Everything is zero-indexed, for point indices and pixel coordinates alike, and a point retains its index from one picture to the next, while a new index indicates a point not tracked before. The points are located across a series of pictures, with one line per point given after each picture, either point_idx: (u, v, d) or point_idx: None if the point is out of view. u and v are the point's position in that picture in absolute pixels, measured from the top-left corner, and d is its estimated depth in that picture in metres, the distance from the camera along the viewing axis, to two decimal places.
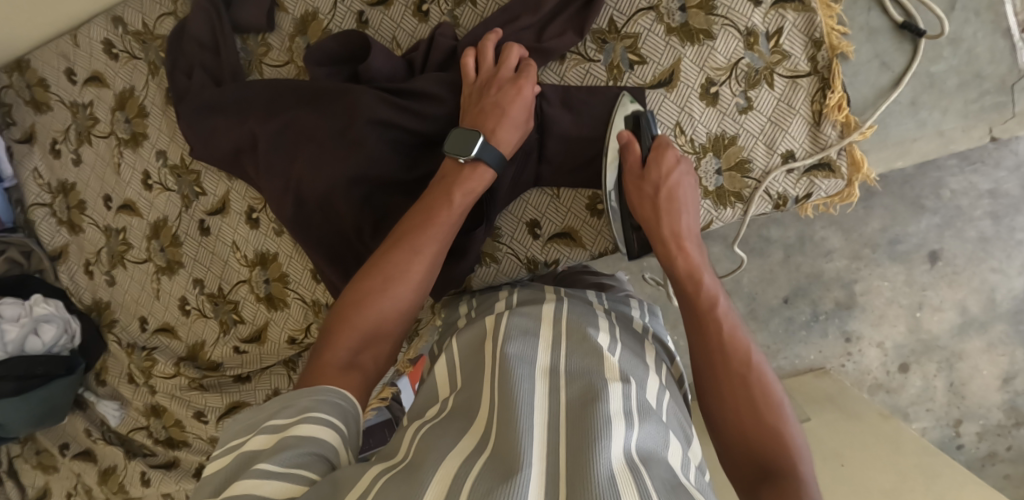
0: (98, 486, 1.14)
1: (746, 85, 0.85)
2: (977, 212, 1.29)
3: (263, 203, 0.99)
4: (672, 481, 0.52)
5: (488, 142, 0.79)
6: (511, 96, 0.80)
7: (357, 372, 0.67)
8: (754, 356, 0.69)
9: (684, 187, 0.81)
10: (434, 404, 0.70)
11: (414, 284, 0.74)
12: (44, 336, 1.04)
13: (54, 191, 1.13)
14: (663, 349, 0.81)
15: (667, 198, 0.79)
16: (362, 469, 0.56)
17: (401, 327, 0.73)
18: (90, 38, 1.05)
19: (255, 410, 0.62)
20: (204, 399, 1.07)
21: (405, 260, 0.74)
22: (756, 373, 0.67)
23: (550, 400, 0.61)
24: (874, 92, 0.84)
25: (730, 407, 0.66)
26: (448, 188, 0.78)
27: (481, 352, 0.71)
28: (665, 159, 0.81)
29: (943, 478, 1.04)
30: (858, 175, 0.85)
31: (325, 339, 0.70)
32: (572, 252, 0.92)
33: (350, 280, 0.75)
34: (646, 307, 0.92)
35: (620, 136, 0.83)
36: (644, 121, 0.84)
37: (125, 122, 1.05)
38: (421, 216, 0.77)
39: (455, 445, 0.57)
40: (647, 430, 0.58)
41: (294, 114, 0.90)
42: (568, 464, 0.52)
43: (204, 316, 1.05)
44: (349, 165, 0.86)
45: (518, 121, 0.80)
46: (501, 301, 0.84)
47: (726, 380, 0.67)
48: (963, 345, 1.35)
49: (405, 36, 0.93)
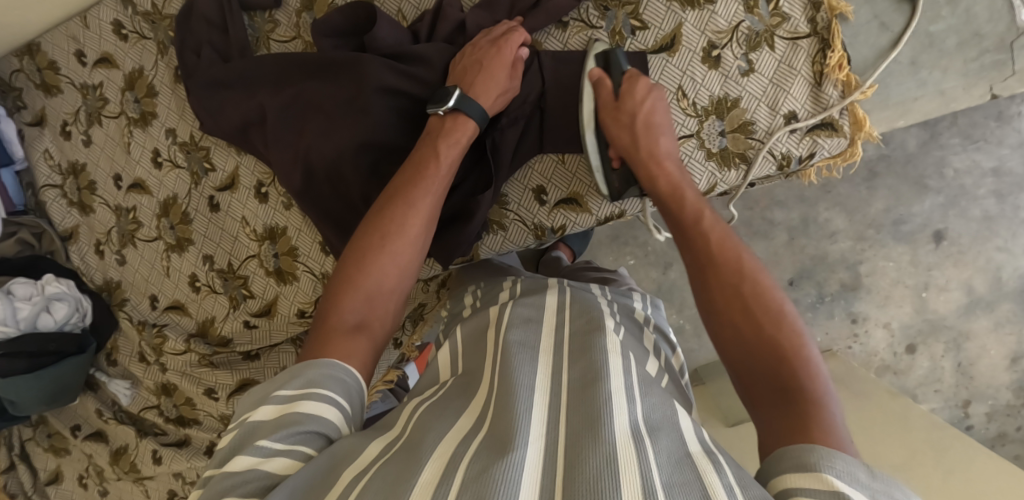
0: (111, 466, 1.15)
1: (747, 47, 0.86)
2: (981, 190, 1.30)
3: (272, 177, 1.00)
4: (680, 451, 0.52)
5: (466, 96, 0.81)
6: (491, 53, 0.83)
7: (364, 335, 0.68)
8: (744, 260, 0.69)
9: (661, 111, 0.84)
10: (435, 385, 0.71)
11: (410, 239, 0.74)
12: (56, 314, 1.04)
13: (64, 173, 1.15)
14: (665, 340, 0.83)
15: (646, 123, 0.82)
16: (363, 445, 0.56)
17: (402, 285, 0.73)
18: (100, 20, 1.07)
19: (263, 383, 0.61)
20: (214, 376, 1.07)
21: (400, 214, 0.74)
22: (750, 277, 0.68)
23: (552, 380, 0.62)
24: (874, 53, 0.85)
25: (729, 321, 0.66)
26: (435, 143, 0.80)
27: (484, 340, 0.73)
28: (638, 87, 0.84)
29: (951, 452, 1.03)
30: (860, 134, 0.85)
31: (330, 301, 0.70)
32: (578, 217, 0.93)
33: (350, 240, 0.75)
34: (648, 301, 0.93)
35: (592, 73, 0.86)
36: (614, 56, 0.86)
37: (134, 102, 1.06)
38: (413, 171, 0.79)
39: (453, 424, 0.58)
40: (653, 403, 0.58)
41: (304, 87, 0.91)
42: (568, 437, 0.53)
43: (214, 292, 1.06)
44: (358, 132, 0.87)
45: (497, 77, 0.83)
46: (506, 290, 0.85)
47: (721, 286, 0.68)
48: (970, 324, 1.35)
49: (409, 8, 0.94)
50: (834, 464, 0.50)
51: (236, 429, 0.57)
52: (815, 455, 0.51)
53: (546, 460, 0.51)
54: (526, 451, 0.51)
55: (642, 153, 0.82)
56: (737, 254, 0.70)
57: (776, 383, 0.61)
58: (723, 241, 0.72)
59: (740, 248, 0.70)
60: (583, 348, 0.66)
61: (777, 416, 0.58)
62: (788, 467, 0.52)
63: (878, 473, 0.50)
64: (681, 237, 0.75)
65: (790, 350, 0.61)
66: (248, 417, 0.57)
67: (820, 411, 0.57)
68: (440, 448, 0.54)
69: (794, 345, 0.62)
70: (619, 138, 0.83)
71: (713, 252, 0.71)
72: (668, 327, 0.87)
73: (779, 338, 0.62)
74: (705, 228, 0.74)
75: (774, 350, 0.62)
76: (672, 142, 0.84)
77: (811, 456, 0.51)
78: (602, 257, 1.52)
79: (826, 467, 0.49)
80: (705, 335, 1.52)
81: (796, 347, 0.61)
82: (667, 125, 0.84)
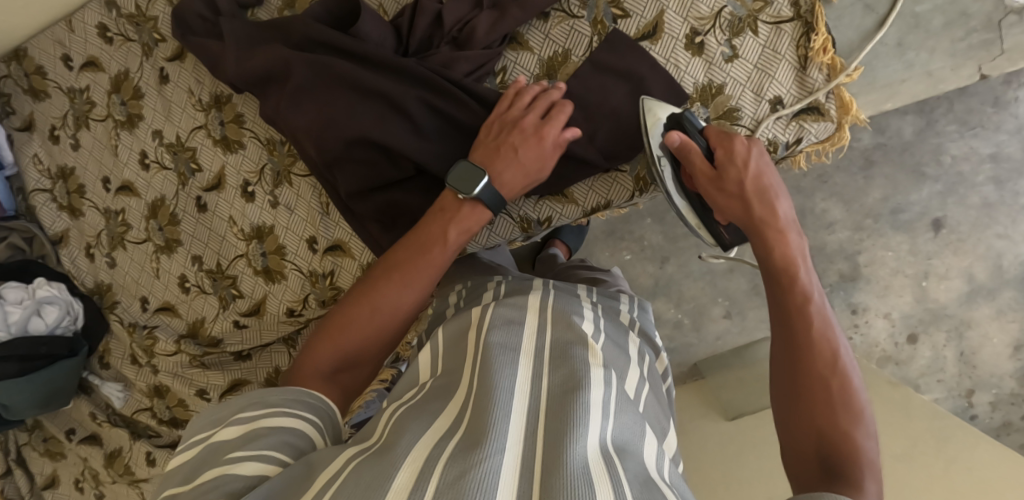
0: (105, 469, 1.14)
1: (731, 33, 0.85)
2: (979, 177, 1.28)
3: (258, 176, 1.00)
4: (645, 474, 0.53)
5: (491, 184, 0.80)
6: (528, 142, 0.80)
7: (335, 387, 0.70)
8: (840, 358, 0.64)
9: (767, 169, 0.75)
10: (413, 388, 0.69)
11: (397, 309, 0.75)
12: (47, 317, 1.05)
13: (53, 177, 1.15)
14: (648, 343, 0.84)
15: (757, 190, 0.74)
16: (336, 453, 0.56)
17: (378, 354, 0.75)
18: (85, 23, 1.08)
19: (221, 407, 0.62)
20: (206, 377, 1.08)
21: (395, 293, 0.76)
22: (840, 382, 0.63)
23: (533, 386, 0.61)
24: (859, 35, 0.84)
25: (805, 413, 0.62)
26: (444, 223, 0.79)
27: (464, 341, 0.71)
28: (738, 151, 0.75)
29: (955, 439, 1.00)
30: (847, 117, 0.84)
31: (308, 349, 0.73)
32: (564, 209, 0.93)
33: (343, 299, 0.77)
34: (636, 303, 0.93)
35: (671, 139, 0.77)
36: (687, 119, 0.79)
37: (121, 104, 1.07)
38: (414, 246, 0.79)
39: (431, 426, 0.58)
40: (622, 423, 0.58)
41: (277, 57, 0.88)
42: (546, 445, 0.53)
43: (204, 293, 1.06)
44: (346, 100, 0.87)
45: (525, 166, 0.80)
46: (490, 290, 0.83)
47: (810, 377, 0.64)
48: (971, 312, 1.33)
49: (391, 3, 0.96)
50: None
51: (201, 446, 0.58)
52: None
53: (525, 463, 0.52)
54: (503, 458, 0.51)
55: (757, 221, 0.73)
56: (837, 352, 0.65)
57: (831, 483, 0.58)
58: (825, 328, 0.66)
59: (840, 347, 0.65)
60: (562, 356, 0.65)
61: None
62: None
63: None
64: (778, 313, 0.69)
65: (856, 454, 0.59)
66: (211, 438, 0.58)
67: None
68: (415, 451, 0.53)
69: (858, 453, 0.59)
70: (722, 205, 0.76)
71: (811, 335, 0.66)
72: (655, 331, 0.88)
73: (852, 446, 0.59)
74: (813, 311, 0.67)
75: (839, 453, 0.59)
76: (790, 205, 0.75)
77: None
78: (598, 253, 1.52)
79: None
80: (704, 329, 1.50)
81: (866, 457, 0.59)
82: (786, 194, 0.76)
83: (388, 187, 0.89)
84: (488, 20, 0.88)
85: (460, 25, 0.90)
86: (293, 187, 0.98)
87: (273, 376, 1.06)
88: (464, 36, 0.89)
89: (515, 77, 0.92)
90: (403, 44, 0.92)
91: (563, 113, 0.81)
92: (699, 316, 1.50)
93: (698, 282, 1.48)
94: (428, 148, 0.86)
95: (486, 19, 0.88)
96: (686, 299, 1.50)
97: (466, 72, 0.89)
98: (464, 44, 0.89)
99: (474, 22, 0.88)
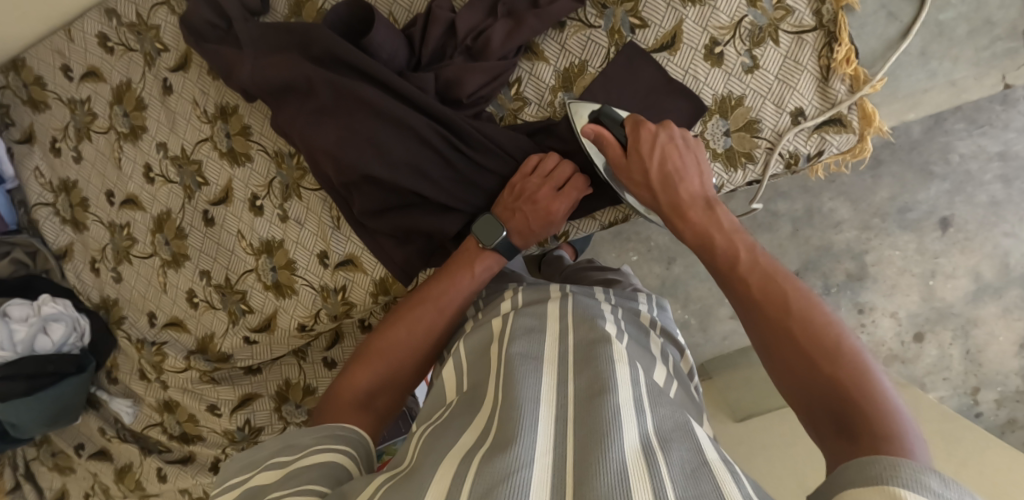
0: (116, 484, 1.13)
1: (751, 43, 0.83)
2: (987, 175, 1.27)
3: (267, 189, 0.98)
4: (696, 460, 0.50)
5: (508, 239, 0.83)
6: (541, 213, 0.83)
7: (369, 412, 0.70)
8: (790, 301, 0.62)
9: (675, 151, 0.78)
10: (441, 406, 0.68)
11: (429, 332, 0.76)
12: (53, 334, 1.03)
13: (56, 190, 1.13)
14: (672, 344, 0.82)
15: (662, 177, 0.77)
16: (368, 480, 0.55)
17: (410, 379, 0.75)
18: (85, 32, 1.05)
19: (254, 448, 0.62)
20: (216, 392, 1.06)
21: (428, 318, 0.77)
22: (800, 317, 0.60)
23: (558, 392, 0.60)
24: (881, 44, 0.83)
25: (793, 366, 0.59)
26: (471, 259, 0.82)
27: (486, 356, 0.69)
28: (642, 135, 0.79)
29: (962, 442, 1.00)
30: (870, 129, 0.83)
31: (344, 374, 0.74)
32: (581, 224, 0.93)
33: (374, 328, 0.79)
34: (654, 301, 0.91)
35: (586, 132, 0.82)
36: (604, 114, 0.83)
37: (123, 115, 1.05)
38: (443, 281, 0.80)
39: (457, 441, 0.57)
40: (662, 415, 0.57)
41: (296, 73, 0.86)
42: (576, 451, 0.52)
43: (213, 308, 1.04)
44: (366, 122, 0.85)
45: (536, 230, 0.84)
46: (507, 299, 0.79)
47: (770, 330, 0.62)
48: (978, 311, 1.31)
49: (401, 12, 0.93)
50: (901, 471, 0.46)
51: (237, 491, 0.58)
52: (878, 466, 0.47)
53: (555, 478, 0.50)
54: (531, 471, 0.50)
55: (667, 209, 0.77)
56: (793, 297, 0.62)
57: (842, 431, 0.54)
58: (765, 281, 0.64)
59: (787, 286, 0.63)
60: (588, 358, 0.63)
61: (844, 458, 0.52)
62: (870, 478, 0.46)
63: (949, 481, 0.45)
64: (733, 284, 0.67)
65: (852, 386, 0.55)
66: (249, 482, 0.59)
67: (895, 447, 0.50)
68: (444, 467, 0.53)
69: (851, 388, 0.55)
70: (647, 197, 0.79)
71: (758, 300, 0.64)
72: (677, 331, 0.86)
73: (840, 379, 0.56)
74: (749, 268, 0.66)
75: (832, 380, 0.56)
76: (702, 178, 0.78)
77: (892, 470, 0.46)
78: (604, 254, 1.51)
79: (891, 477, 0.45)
80: (711, 329, 1.49)
81: (866, 391, 0.54)
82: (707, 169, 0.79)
83: (408, 208, 0.89)
84: (503, 30, 0.86)
85: (474, 34, 0.88)
86: (303, 200, 0.96)
87: (284, 389, 1.05)
88: (478, 47, 0.87)
89: (529, 88, 0.90)
90: (415, 56, 0.91)
91: (577, 188, 0.84)
92: (706, 317, 1.48)
93: (705, 283, 1.46)
94: (446, 176, 0.86)
95: (501, 28, 0.86)
96: (693, 299, 1.48)
97: (480, 85, 0.87)
98: (477, 55, 0.87)
99: (488, 32, 0.86)
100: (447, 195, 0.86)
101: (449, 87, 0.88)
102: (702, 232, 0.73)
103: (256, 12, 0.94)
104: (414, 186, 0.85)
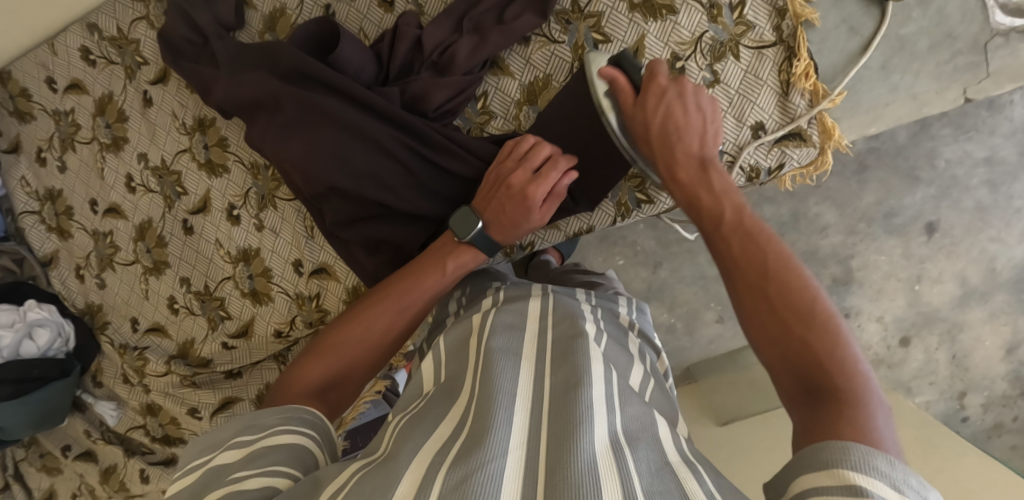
0: (101, 485, 1.16)
1: (712, 58, 0.85)
2: (972, 180, 1.24)
3: (244, 199, 1.00)
4: (660, 459, 0.52)
5: (484, 232, 0.82)
6: (517, 199, 0.81)
7: (319, 404, 0.71)
8: (778, 262, 0.60)
9: (682, 110, 0.76)
10: (417, 397, 0.68)
11: (388, 330, 0.77)
12: (38, 340, 1.06)
13: (42, 199, 1.16)
14: (648, 345, 0.84)
15: (664, 133, 0.75)
16: (343, 467, 0.56)
17: (364, 374, 0.76)
18: (68, 46, 1.08)
19: (216, 430, 0.63)
20: (197, 396, 1.09)
21: (392, 314, 0.77)
22: (777, 280, 0.59)
23: (534, 387, 0.61)
24: (843, 58, 0.83)
25: (773, 322, 0.58)
26: (445, 255, 0.82)
27: (465, 348, 0.70)
28: (656, 86, 0.77)
29: (942, 450, 0.99)
30: (829, 142, 0.84)
31: (298, 363, 0.74)
32: (548, 234, 0.95)
33: (336, 318, 0.79)
34: (634, 304, 0.92)
35: (604, 74, 0.80)
36: (626, 60, 0.81)
37: (105, 127, 1.08)
38: (413, 275, 0.81)
39: (434, 431, 0.58)
40: (631, 414, 0.58)
41: (265, 89, 0.88)
42: (549, 444, 0.53)
43: (193, 314, 1.07)
44: (332, 135, 0.87)
45: (517, 220, 0.82)
46: (489, 297, 0.80)
47: (748, 288, 0.61)
48: (964, 315, 1.31)
49: (371, 26, 0.95)
50: (851, 456, 0.47)
51: (200, 472, 0.58)
52: (830, 450, 0.48)
53: (526, 471, 0.51)
54: (504, 460, 0.51)
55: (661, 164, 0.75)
56: (781, 259, 0.61)
57: (809, 393, 0.54)
58: (749, 240, 0.63)
59: (772, 249, 0.61)
60: (566, 354, 0.65)
61: (808, 418, 0.53)
62: (816, 464, 0.48)
63: (897, 462, 0.47)
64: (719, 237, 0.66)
65: (826, 360, 0.54)
66: (211, 462, 0.59)
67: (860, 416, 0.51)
68: (418, 458, 0.53)
69: (825, 356, 0.55)
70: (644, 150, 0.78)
71: (739, 255, 0.63)
72: (654, 334, 0.87)
73: (811, 344, 0.55)
74: (736, 228, 0.65)
75: (808, 359, 0.55)
76: (710, 137, 0.76)
77: (842, 453, 0.47)
78: (591, 257, 1.48)
79: (842, 461, 0.47)
80: (697, 333, 1.48)
81: (839, 362, 0.54)
82: (712, 127, 0.76)
83: (376, 216, 0.90)
84: (468, 45, 0.87)
85: (440, 49, 0.89)
86: (278, 210, 0.99)
87: (264, 393, 1.06)
88: (444, 62, 0.88)
89: (496, 102, 0.92)
90: (383, 70, 0.92)
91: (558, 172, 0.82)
92: (692, 320, 1.47)
93: (690, 287, 1.45)
94: (411, 186, 0.88)
95: (466, 43, 0.87)
96: (679, 303, 1.46)
97: (446, 98, 0.88)
98: (444, 69, 0.89)
99: (453, 47, 0.87)
100: (412, 201, 0.88)
101: (415, 101, 0.89)
102: (690, 193, 0.71)
103: (232, 27, 0.97)
104: (380, 197, 0.87)
